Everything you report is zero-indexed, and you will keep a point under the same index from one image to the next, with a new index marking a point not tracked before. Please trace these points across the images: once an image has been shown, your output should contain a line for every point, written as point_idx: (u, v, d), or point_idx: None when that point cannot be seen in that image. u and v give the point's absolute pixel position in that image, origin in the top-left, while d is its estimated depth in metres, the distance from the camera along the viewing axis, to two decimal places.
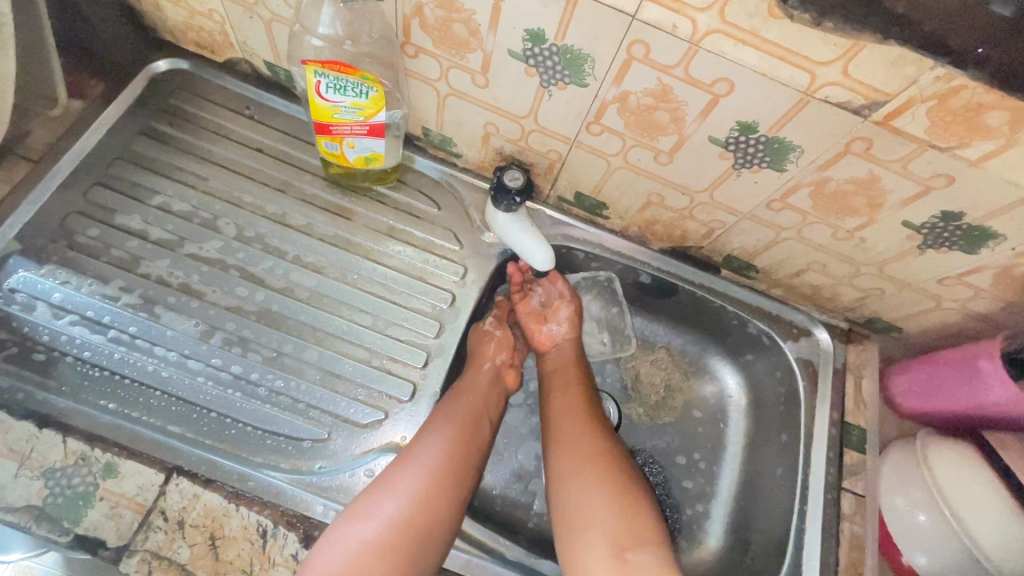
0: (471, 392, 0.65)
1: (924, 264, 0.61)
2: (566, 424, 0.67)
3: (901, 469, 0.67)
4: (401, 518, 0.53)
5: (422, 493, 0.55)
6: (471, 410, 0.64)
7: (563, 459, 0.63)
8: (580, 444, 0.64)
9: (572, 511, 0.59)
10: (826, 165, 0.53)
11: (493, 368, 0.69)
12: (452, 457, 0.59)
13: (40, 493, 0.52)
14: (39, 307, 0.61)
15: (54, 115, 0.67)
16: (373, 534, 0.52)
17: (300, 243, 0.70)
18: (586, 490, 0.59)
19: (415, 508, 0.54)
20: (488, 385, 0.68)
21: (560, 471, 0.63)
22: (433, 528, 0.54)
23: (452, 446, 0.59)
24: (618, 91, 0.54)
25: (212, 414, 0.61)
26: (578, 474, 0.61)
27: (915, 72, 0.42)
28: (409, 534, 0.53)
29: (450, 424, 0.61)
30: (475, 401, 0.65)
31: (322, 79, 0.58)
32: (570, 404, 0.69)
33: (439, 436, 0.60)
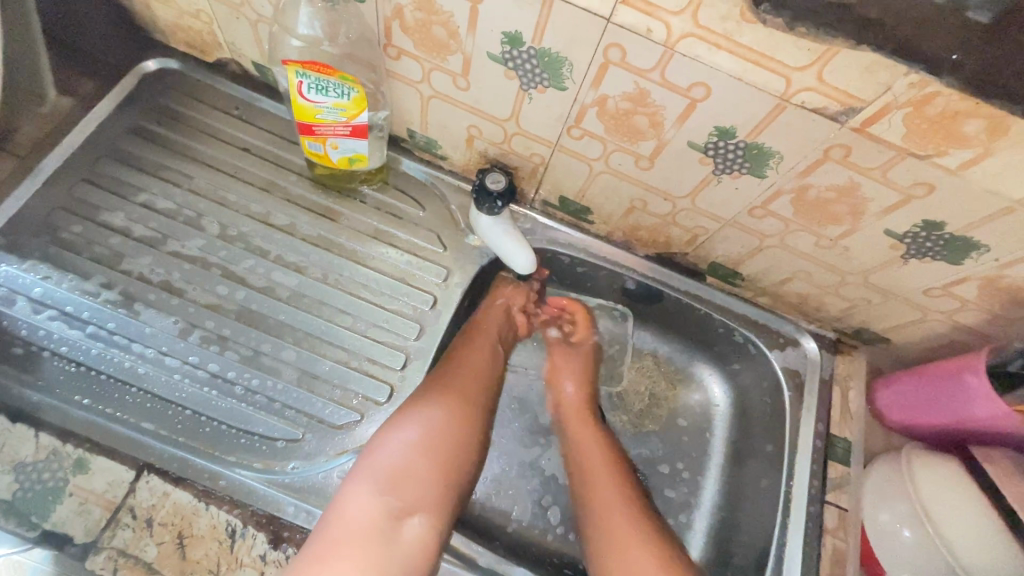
0: (491, 325, 0.72)
1: (909, 275, 0.60)
2: (593, 475, 0.67)
3: (885, 483, 0.66)
4: (443, 427, 0.59)
5: (459, 404, 0.61)
6: (493, 343, 0.70)
7: (595, 508, 0.64)
8: (609, 498, 0.64)
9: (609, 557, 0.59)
10: (806, 172, 0.52)
11: (508, 312, 0.75)
12: (480, 378, 0.66)
13: (9, 488, 0.52)
14: (19, 302, 0.61)
15: (44, 112, 0.69)
16: (420, 435, 0.58)
17: (282, 243, 0.70)
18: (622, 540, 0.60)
19: (456, 419, 0.60)
20: (500, 322, 0.73)
21: (593, 523, 0.63)
22: (469, 435, 0.60)
23: (479, 368, 0.67)
24: (597, 95, 0.54)
25: (187, 412, 0.61)
26: (612, 525, 0.61)
27: (888, 78, 0.42)
28: (450, 440, 0.59)
29: (477, 351, 0.68)
30: (494, 333, 0.71)
31: (304, 80, 0.58)
32: (596, 451, 0.69)
33: (471, 363, 0.66)
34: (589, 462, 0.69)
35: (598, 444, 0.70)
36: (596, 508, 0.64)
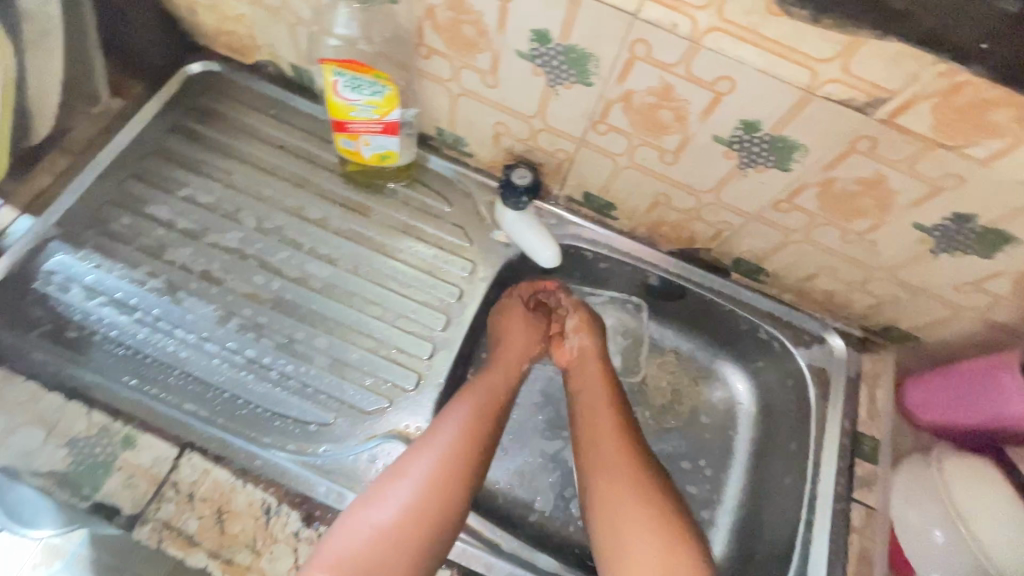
0: (490, 378, 0.68)
1: (938, 270, 0.59)
2: (597, 444, 0.64)
3: (916, 481, 0.65)
4: (416, 508, 0.55)
5: (436, 479, 0.57)
6: (490, 403, 0.65)
7: (599, 477, 0.61)
8: (614, 469, 0.61)
9: (613, 538, 0.57)
10: (832, 165, 0.53)
11: (517, 355, 0.71)
12: (470, 446, 0.60)
13: (64, 460, 0.56)
14: (73, 288, 0.65)
15: (96, 112, 0.72)
16: (387, 519, 0.54)
17: (315, 236, 0.73)
18: (627, 518, 0.57)
19: (429, 498, 0.56)
20: (511, 367, 0.70)
21: (595, 495, 0.60)
22: (443, 519, 0.56)
23: (471, 434, 0.61)
24: (622, 90, 0.55)
25: (226, 394, 0.63)
26: (615, 497, 0.59)
27: (916, 68, 0.42)
28: (421, 525, 0.55)
29: (469, 412, 0.63)
30: (493, 389, 0.67)
31: (340, 79, 0.61)
32: (601, 416, 0.66)
33: (459, 429, 0.61)
34: (592, 428, 0.66)
35: (603, 406, 0.67)
36: (599, 483, 0.61)
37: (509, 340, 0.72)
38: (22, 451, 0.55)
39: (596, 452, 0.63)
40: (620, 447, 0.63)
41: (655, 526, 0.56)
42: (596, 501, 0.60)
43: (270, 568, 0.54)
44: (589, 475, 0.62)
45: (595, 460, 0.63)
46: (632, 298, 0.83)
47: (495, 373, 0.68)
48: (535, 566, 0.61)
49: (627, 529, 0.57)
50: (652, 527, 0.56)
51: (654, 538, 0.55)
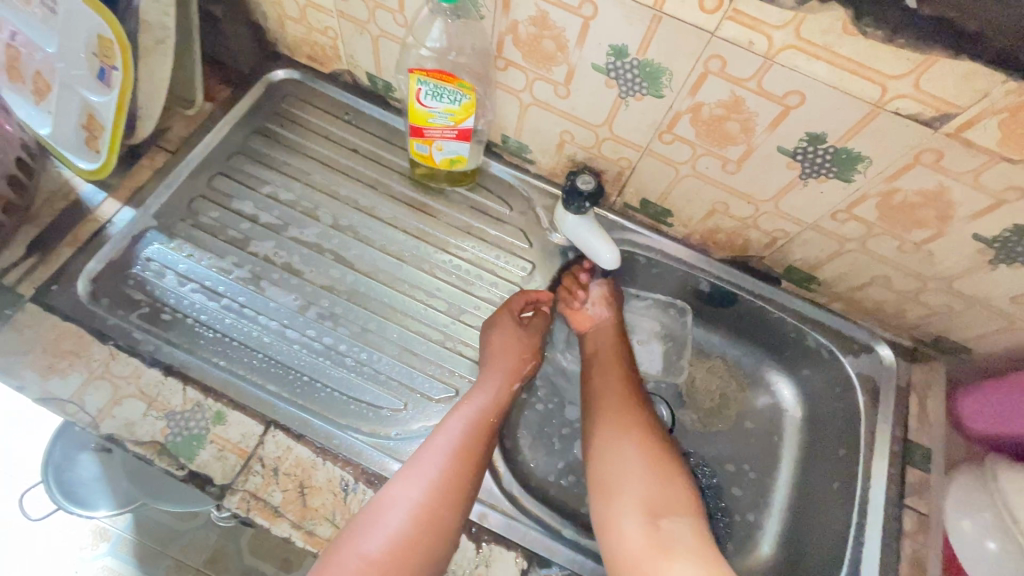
0: (476, 401, 0.66)
1: (995, 280, 0.61)
2: (603, 400, 0.70)
3: (968, 489, 0.66)
4: (405, 537, 0.55)
5: (424, 508, 0.56)
6: (476, 428, 0.63)
7: (603, 424, 0.67)
8: (617, 420, 0.67)
9: (610, 476, 0.62)
10: (894, 176, 0.55)
11: (504, 376, 0.69)
12: (457, 473, 0.59)
13: (162, 432, 0.60)
14: (168, 275, 0.70)
15: (191, 114, 0.79)
16: (377, 549, 0.53)
17: (385, 234, 0.78)
18: (627, 458, 0.63)
19: (418, 528, 0.55)
20: (500, 389, 0.68)
21: (599, 453, 0.65)
22: (432, 550, 0.55)
23: (459, 463, 0.60)
24: (692, 102, 0.58)
25: (305, 378, 0.68)
26: (619, 441, 0.65)
27: (985, 85, 0.45)
28: (412, 554, 0.54)
29: (455, 439, 0.61)
30: (479, 413, 0.65)
31: (423, 87, 0.65)
32: (609, 378, 0.73)
33: (445, 457, 0.60)
34: (601, 387, 0.72)
35: (612, 370, 0.74)
36: (603, 430, 0.67)
37: (496, 360, 0.69)
38: (126, 421, 0.60)
39: (603, 405, 0.70)
40: (623, 403, 0.69)
41: (650, 467, 0.62)
42: (599, 445, 0.66)
43: None
44: (595, 423, 0.68)
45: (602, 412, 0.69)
46: (677, 301, 0.85)
47: (483, 396, 0.66)
48: (593, 552, 0.63)
49: (624, 482, 0.61)
50: (648, 468, 0.62)
51: (649, 475, 0.61)
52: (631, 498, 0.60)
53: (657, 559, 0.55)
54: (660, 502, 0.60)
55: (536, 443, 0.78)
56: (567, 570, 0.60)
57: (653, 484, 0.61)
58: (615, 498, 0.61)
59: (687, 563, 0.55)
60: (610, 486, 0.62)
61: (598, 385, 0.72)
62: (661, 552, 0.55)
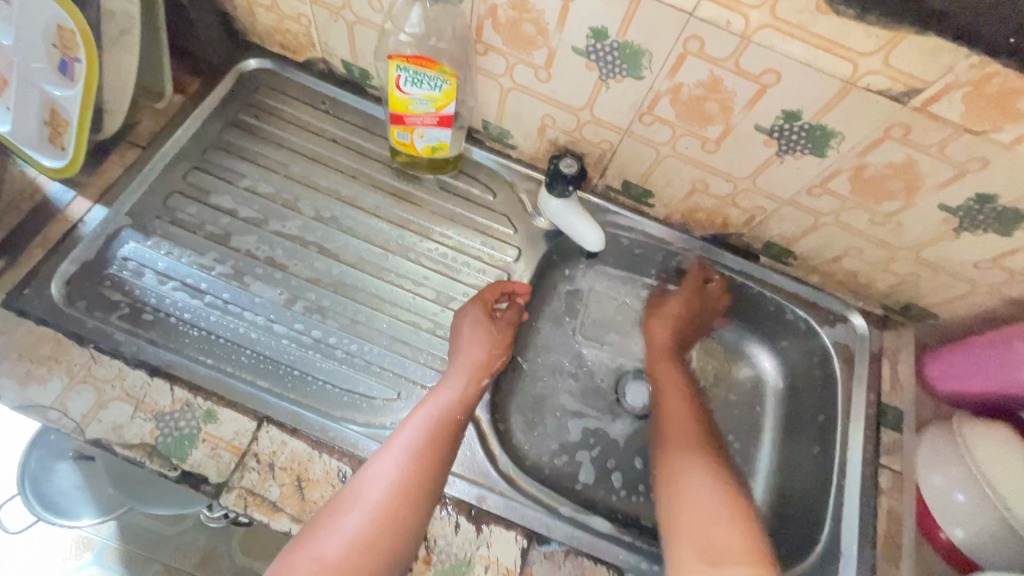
0: (442, 398, 0.65)
1: (960, 248, 0.64)
2: (673, 431, 0.71)
3: (940, 447, 0.70)
4: (363, 539, 0.54)
5: (385, 509, 0.56)
6: (439, 424, 0.62)
7: (673, 457, 0.69)
8: (688, 454, 0.68)
9: (683, 512, 0.62)
10: (866, 150, 0.57)
11: (470, 370, 0.68)
12: (418, 472, 0.58)
13: (152, 433, 0.59)
14: (147, 274, 0.69)
15: (160, 107, 0.77)
16: (336, 549, 0.53)
17: (369, 225, 0.77)
18: (695, 492, 0.63)
19: (377, 530, 0.55)
20: (466, 385, 0.67)
21: (668, 485, 0.66)
22: (391, 551, 0.54)
23: (421, 461, 0.59)
24: (672, 82, 0.59)
25: (296, 372, 0.67)
26: (689, 474, 0.66)
27: (951, 60, 0.47)
28: (371, 557, 0.54)
29: (418, 437, 0.61)
30: (443, 409, 0.64)
31: (403, 74, 0.65)
32: (680, 409, 0.74)
33: (407, 455, 0.59)
34: (669, 415, 0.73)
35: (680, 400, 0.75)
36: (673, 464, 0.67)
37: (464, 355, 0.69)
38: (114, 424, 0.59)
39: (673, 437, 0.71)
40: (694, 438, 0.70)
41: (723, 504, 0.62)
42: (668, 476, 0.67)
43: None
44: (665, 456, 0.69)
45: (671, 444, 0.70)
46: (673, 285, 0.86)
47: (449, 392, 0.65)
48: (590, 526, 0.65)
49: (695, 522, 0.61)
50: (719, 504, 0.62)
51: (714, 510, 0.61)
52: (695, 537, 0.59)
53: None
54: (720, 536, 0.59)
55: (529, 425, 0.79)
56: (566, 546, 0.61)
57: (716, 517, 0.61)
58: (682, 531, 0.61)
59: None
60: (674, 518, 0.62)
61: (672, 417, 0.73)
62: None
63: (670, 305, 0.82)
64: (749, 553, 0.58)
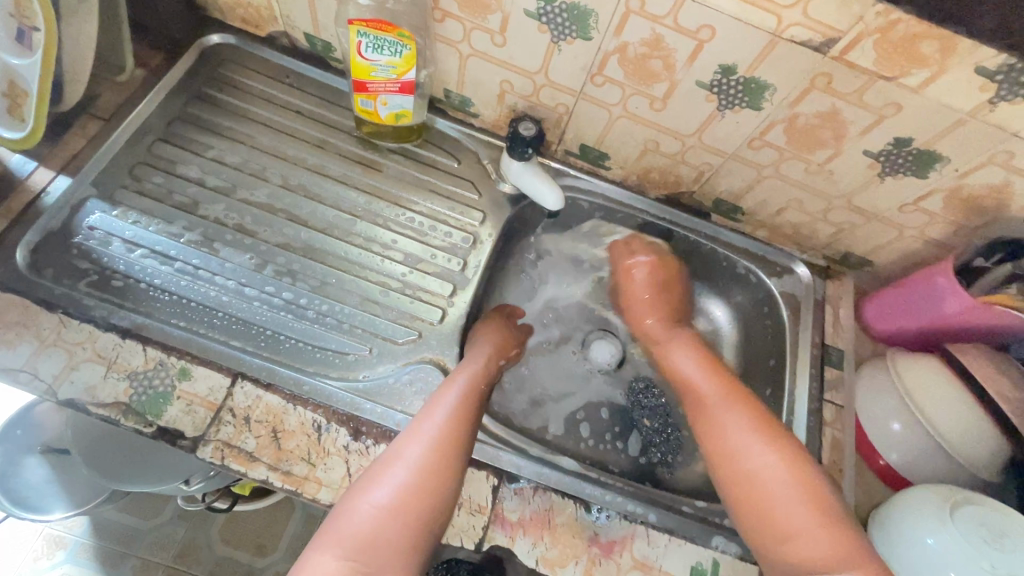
0: (470, 367, 0.68)
1: (885, 193, 0.70)
2: (703, 401, 0.70)
3: (875, 379, 0.75)
4: (410, 488, 0.56)
5: (430, 463, 0.58)
6: (473, 390, 0.66)
7: (715, 431, 0.66)
8: (734, 435, 0.64)
9: (756, 497, 0.60)
10: (797, 101, 0.62)
11: (491, 350, 0.73)
12: (459, 429, 0.61)
13: (126, 392, 0.60)
14: (114, 242, 0.69)
15: (122, 81, 0.77)
16: (387, 499, 0.55)
17: (337, 192, 0.79)
18: (755, 465, 0.61)
19: (424, 479, 0.57)
20: (488, 359, 0.71)
21: (722, 466, 0.64)
22: (436, 499, 0.56)
23: (460, 419, 0.62)
24: (618, 42, 0.63)
25: (268, 332, 0.69)
26: (749, 451, 0.63)
27: (860, 9, 0.52)
28: (419, 504, 0.55)
29: (456, 401, 0.64)
30: (472, 376, 0.67)
31: (364, 39, 0.67)
32: (704, 375, 0.72)
33: (447, 415, 0.62)
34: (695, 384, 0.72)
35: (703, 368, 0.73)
36: (720, 441, 0.65)
37: (482, 338, 0.74)
38: (86, 385, 0.60)
39: (708, 407, 0.69)
40: (730, 407, 0.67)
41: (791, 475, 0.60)
42: (712, 450, 0.65)
43: (326, 477, 0.60)
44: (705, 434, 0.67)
45: (704, 403, 0.69)
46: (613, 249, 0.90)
47: (476, 363, 0.69)
48: (560, 466, 0.69)
49: (769, 507, 0.59)
50: (787, 478, 0.60)
51: (776, 493, 0.59)
52: (769, 527, 0.58)
53: None
54: (787, 520, 0.57)
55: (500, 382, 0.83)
56: (535, 482, 0.65)
57: (783, 498, 0.59)
58: (755, 519, 0.59)
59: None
60: (739, 499, 0.61)
61: (714, 394, 0.69)
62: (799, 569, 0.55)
63: (634, 286, 0.86)
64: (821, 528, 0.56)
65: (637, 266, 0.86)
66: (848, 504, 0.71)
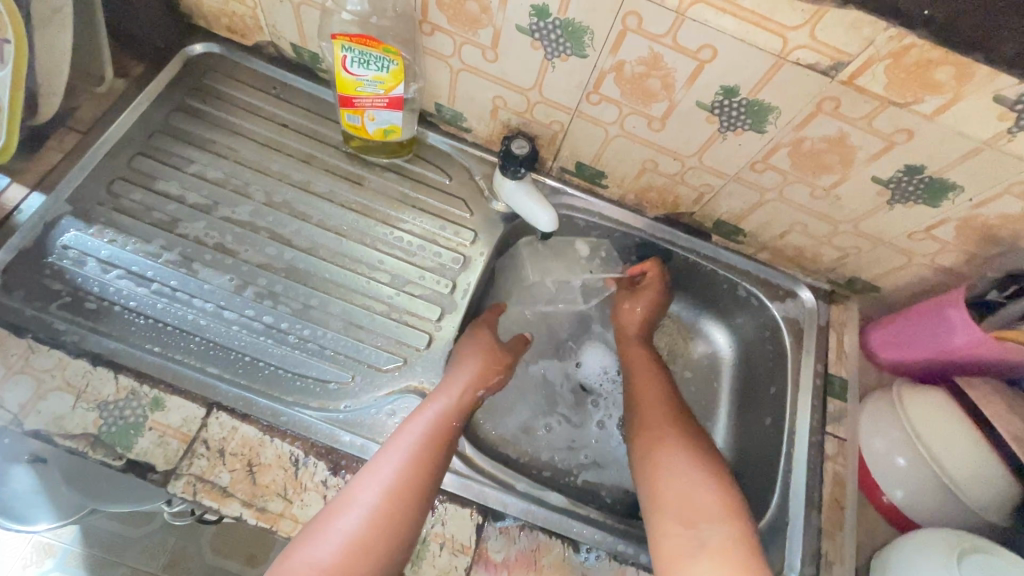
0: (437, 405, 0.65)
1: (894, 220, 0.67)
2: (648, 406, 0.74)
3: (880, 413, 0.72)
4: (356, 543, 0.55)
5: (378, 518, 0.56)
6: (435, 433, 0.63)
7: (651, 433, 0.71)
8: (670, 438, 0.69)
9: (665, 484, 0.65)
10: (802, 125, 0.59)
11: (467, 381, 0.68)
12: (414, 476, 0.58)
13: (96, 423, 0.58)
14: (89, 262, 0.67)
15: (101, 92, 0.74)
16: (328, 555, 0.54)
17: (323, 209, 0.76)
18: (670, 451, 0.67)
19: (372, 532, 0.55)
20: (461, 393, 0.67)
21: (643, 454, 0.69)
22: (384, 556, 0.55)
23: (417, 469, 0.59)
24: (615, 60, 0.60)
25: (247, 358, 0.66)
26: (669, 443, 0.69)
27: (871, 33, 0.48)
28: (365, 559, 0.54)
29: (416, 444, 0.61)
30: (439, 415, 0.64)
31: (349, 54, 0.64)
32: (659, 399, 0.75)
33: (403, 460, 0.59)
34: (641, 397, 0.76)
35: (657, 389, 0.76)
36: (658, 441, 0.69)
37: (461, 368, 0.69)
38: (54, 415, 0.57)
39: (649, 414, 0.73)
40: (670, 424, 0.71)
41: (704, 470, 0.65)
42: (645, 449, 0.70)
43: (302, 514, 0.58)
44: (644, 436, 0.71)
45: (647, 399, 0.75)
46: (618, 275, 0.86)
47: (445, 399, 0.65)
48: (547, 502, 0.66)
49: (679, 492, 0.63)
50: (701, 473, 0.65)
51: (694, 489, 0.63)
52: (671, 510, 0.62)
53: (690, 559, 0.58)
54: (703, 514, 0.61)
55: (490, 408, 0.81)
56: (521, 520, 0.62)
57: (700, 498, 0.62)
58: (668, 510, 0.63)
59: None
60: (656, 494, 0.65)
61: (649, 390, 0.76)
62: (698, 558, 0.58)
63: (627, 318, 0.84)
64: (724, 513, 0.61)
65: (623, 294, 0.85)
66: (849, 545, 0.68)
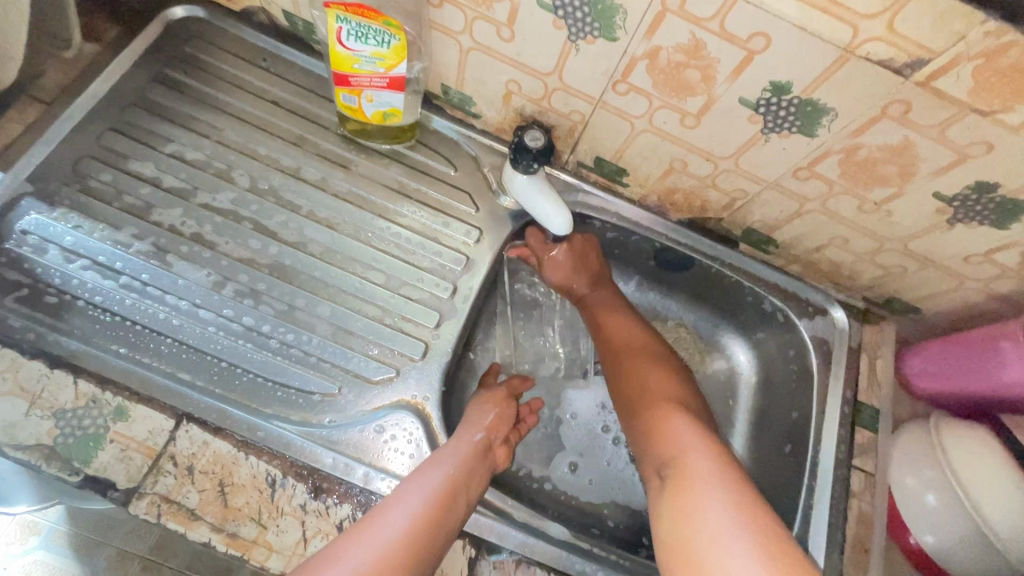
0: (450, 453, 0.57)
1: (951, 240, 0.59)
2: (622, 344, 0.72)
3: (914, 448, 0.66)
4: None
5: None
6: (449, 483, 0.55)
7: (627, 369, 0.69)
8: (649, 375, 0.67)
9: (646, 420, 0.63)
10: (859, 131, 0.51)
11: (477, 429, 0.62)
12: (423, 530, 0.50)
13: (51, 433, 0.52)
14: (51, 250, 0.60)
15: (68, 58, 0.66)
16: None
17: (313, 198, 0.69)
18: (650, 385, 0.66)
19: None
20: (469, 439, 0.60)
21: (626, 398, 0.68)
22: None
23: (426, 523, 0.51)
24: (649, 46, 0.52)
25: (223, 363, 0.60)
26: (648, 376, 0.67)
27: (963, 27, 0.41)
28: None
29: (425, 495, 0.53)
30: (453, 464, 0.56)
31: (345, 26, 0.57)
32: (630, 336, 0.72)
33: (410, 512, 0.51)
34: (614, 335, 0.73)
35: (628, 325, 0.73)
36: (639, 382, 0.67)
37: (471, 417, 0.63)
38: (4, 423, 0.51)
39: (627, 350, 0.71)
40: (645, 359, 0.70)
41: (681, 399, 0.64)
42: (626, 387, 0.68)
43: (277, 541, 0.52)
44: (623, 377, 0.69)
45: (618, 336, 0.73)
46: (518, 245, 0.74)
47: (457, 446, 0.58)
48: (546, 534, 0.61)
49: (658, 424, 0.61)
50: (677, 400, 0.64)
51: (668, 410, 0.62)
52: (653, 444, 0.60)
53: (671, 481, 0.55)
54: (677, 436, 0.59)
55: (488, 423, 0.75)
56: (518, 555, 0.57)
57: (676, 423, 0.60)
58: (648, 442, 0.61)
59: (701, 488, 0.52)
60: (641, 435, 0.63)
61: (618, 327, 0.73)
62: (676, 478, 0.55)
63: (556, 269, 0.74)
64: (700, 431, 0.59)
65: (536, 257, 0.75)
66: None
